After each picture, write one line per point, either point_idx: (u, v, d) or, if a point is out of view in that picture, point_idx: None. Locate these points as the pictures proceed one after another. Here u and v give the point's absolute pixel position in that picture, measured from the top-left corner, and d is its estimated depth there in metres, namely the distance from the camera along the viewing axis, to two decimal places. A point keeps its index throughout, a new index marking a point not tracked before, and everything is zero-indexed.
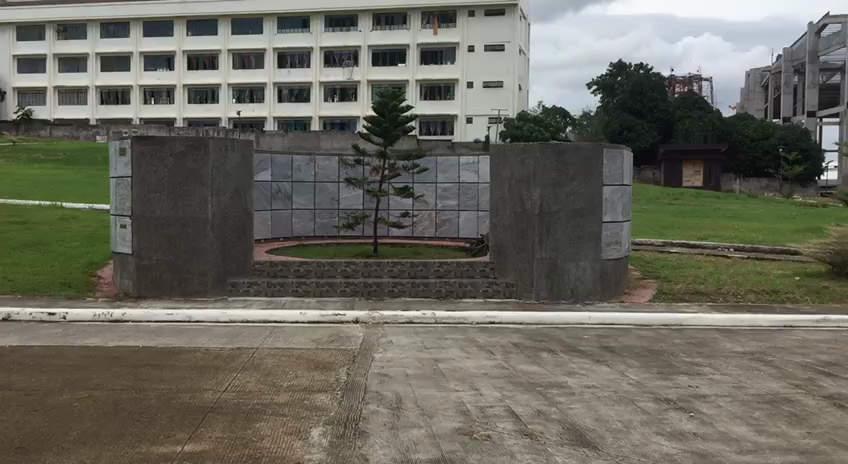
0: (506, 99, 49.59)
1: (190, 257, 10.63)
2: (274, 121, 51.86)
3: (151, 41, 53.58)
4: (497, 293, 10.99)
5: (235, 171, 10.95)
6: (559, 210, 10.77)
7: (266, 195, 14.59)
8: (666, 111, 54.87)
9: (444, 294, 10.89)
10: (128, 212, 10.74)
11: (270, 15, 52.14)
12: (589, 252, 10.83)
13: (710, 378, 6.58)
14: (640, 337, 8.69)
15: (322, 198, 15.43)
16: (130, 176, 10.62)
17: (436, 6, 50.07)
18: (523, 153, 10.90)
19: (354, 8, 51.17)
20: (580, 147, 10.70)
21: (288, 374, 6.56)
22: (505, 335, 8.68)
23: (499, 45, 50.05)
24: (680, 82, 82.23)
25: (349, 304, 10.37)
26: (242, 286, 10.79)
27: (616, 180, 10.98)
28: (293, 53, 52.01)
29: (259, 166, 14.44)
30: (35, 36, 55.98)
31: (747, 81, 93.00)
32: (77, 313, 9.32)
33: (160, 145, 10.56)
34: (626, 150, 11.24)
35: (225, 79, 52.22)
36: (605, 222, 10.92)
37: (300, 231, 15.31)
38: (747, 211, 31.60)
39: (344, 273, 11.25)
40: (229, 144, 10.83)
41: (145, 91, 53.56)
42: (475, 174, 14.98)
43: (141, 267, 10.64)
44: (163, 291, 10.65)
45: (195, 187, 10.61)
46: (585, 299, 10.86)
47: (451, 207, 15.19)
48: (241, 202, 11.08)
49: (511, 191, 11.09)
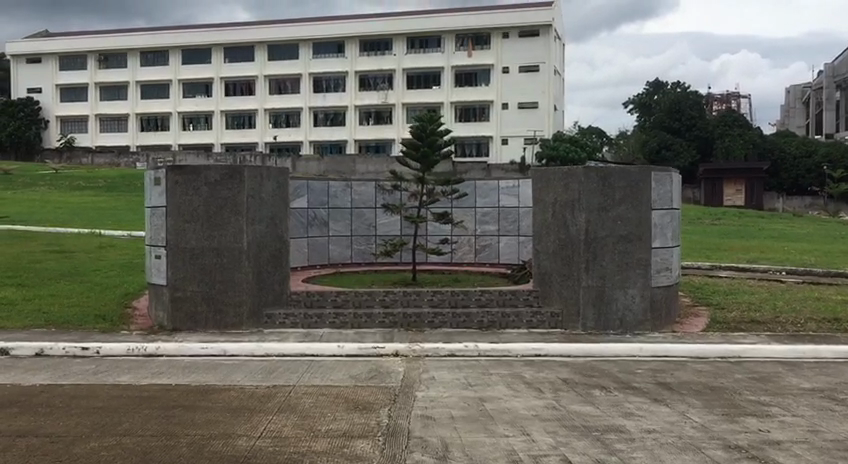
0: (541, 120, 49.24)
1: (226, 288, 10.37)
2: (310, 145, 52.19)
3: (189, 68, 54.31)
4: (541, 323, 10.53)
5: (270, 199, 10.70)
6: (606, 236, 10.32)
7: (303, 222, 14.36)
8: (705, 129, 53.80)
9: (486, 324, 10.47)
10: (162, 242, 10.52)
11: (305, 41, 52.56)
12: (637, 279, 10.34)
13: (781, 422, 6.09)
14: (698, 371, 8.18)
15: (359, 224, 15.15)
16: (165, 206, 10.42)
17: (471, 28, 49.95)
18: (566, 177, 10.50)
19: (388, 32, 51.18)
20: (626, 170, 10.26)
21: (326, 417, 6.20)
22: (552, 370, 8.23)
23: (534, 66, 49.66)
24: (718, 100, 81.25)
25: (389, 335, 9.99)
26: (278, 318, 10.50)
27: (665, 203, 10.49)
28: (328, 78, 52.35)
29: (294, 193, 14.22)
30: (76, 65, 57.10)
31: (786, 98, 91.66)
32: (111, 347, 9.12)
33: (195, 174, 10.35)
34: (675, 173, 10.77)
35: (262, 103, 52.77)
36: (654, 248, 10.43)
37: (337, 258, 15.04)
38: (794, 232, 30.63)
39: (383, 304, 10.90)
40: (265, 173, 10.60)
41: (184, 117, 54.36)
42: (516, 198, 14.52)
43: (176, 298, 10.41)
44: (198, 323, 10.40)
45: (231, 216, 10.37)
46: (634, 329, 10.35)
47: (491, 231, 14.79)
48: (277, 230, 10.84)
49: (555, 216, 10.70)
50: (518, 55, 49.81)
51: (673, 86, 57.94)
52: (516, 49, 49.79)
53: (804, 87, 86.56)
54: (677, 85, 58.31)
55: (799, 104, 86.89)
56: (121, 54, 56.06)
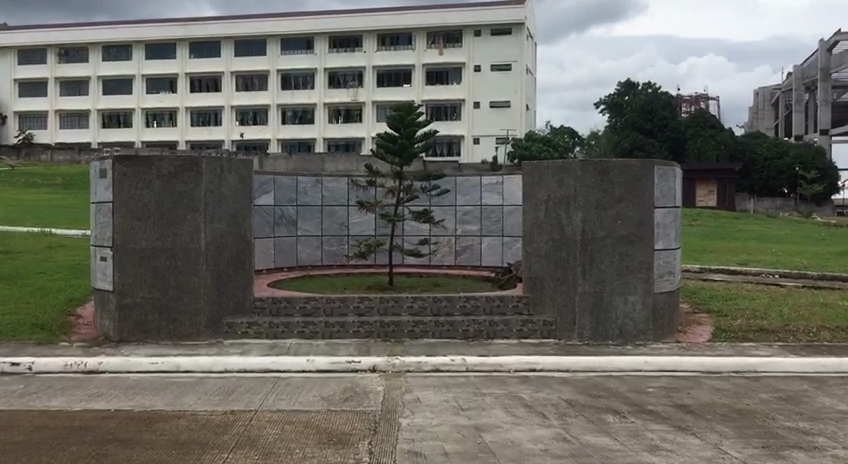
0: (514, 119, 48.60)
1: (181, 294, 9.23)
2: (277, 143, 50.85)
3: (153, 64, 52.60)
4: (532, 333, 9.54)
5: (232, 195, 9.56)
6: (604, 237, 9.36)
7: (268, 220, 13.21)
8: (677, 130, 53.50)
9: (472, 334, 9.48)
10: (108, 242, 9.31)
11: (272, 37, 51.12)
12: (638, 284, 9.41)
13: (835, 457, 5.15)
14: (716, 390, 7.26)
15: (330, 223, 14.07)
16: (112, 201, 9.21)
17: (443, 26, 48.91)
18: (561, 172, 9.54)
19: (358, 29, 49.93)
20: (626, 164, 9.31)
21: (293, 454, 5.11)
22: (553, 389, 7.23)
23: (506, 65, 48.84)
24: (687, 102, 81.66)
25: (365, 348, 8.94)
26: (239, 327, 9.37)
27: (668, 201, 9.58)
28: (296, 74, 50.99)
29: (259, 189, 13.07)
30: (35, 59, 55.03)
31: (754, 101, 92.26)
32: (45, 363, 7.97)
33: (146, 166, 9.17)
34: (677, 168, 9.86)
35: (228, 101, 51.26)
36: (657, 250, 9.49)
37: (307, 260, 13.93)
38: (771, 233, 30.15)
39: (357, 312, 9.80)
40: (226, 165, 9.47)
41: (147, 114, 52.77)
42: (499, 195, 13.54)
43: (124, 305, 9.21)
44: (149, 334, 9.23)
45: (187, 213, 9.23)
46: (635, 340, 9.41)
47: (472, 231, 13.78)
48: (239, 229, 9.69)
49: (548, 215, 9.73)
50: (490, 53, 48.88)
51: (644, 87, 57.18)
52: (488, 47, 48.84)
53: (773, 89, 87.06)
54: (647, 86, 57.60)
55: (768, 106, 87.32)
56: (83, 49, 54.21)
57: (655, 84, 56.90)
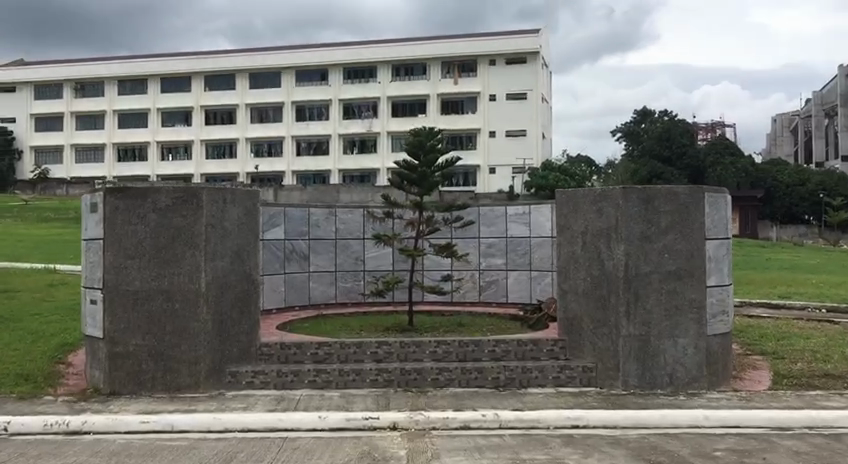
0: (530, 148, 47.73)
1: (180, 341, 8.30)
2: (293, 175, 50.35)
3: (169, 97, 52.33)
4: (570, 381, 8.52)
5: (235, 229, 8.67)
6: (651, 272, 8.36)
7: (278, 255, 12.30)
8: (697, 159, 51.00)
9: (503, 382, 8.47)
10: (99, 283, 8.40)
11: (287, 69, 50.68)
12: (689, 325, 8.39)
13: None
14: (797, 454, 6.19)
15: (344, 258, 13.15)
16: (103, 238, 8.31)
17: (458, 55, 48.26)
18: (600, 200, 8.59)
19: (373, 60, 49.35)
20: (673, 190, 8.35)
21: None
22: (604, 453, 6.21)
23: (522, 93, 48.14)
24: (704, 130, 80.66)
25: (384, 400, 7.95)
26: (243, 376, 8.42)
27: (720, 231, 8.58)
28: (311, 106, 50.51)
29: (268, 222, 12.16)
30: (52, 94, 54.90)
31: (772, 127, 91.36)
32: (23, 423, 7.05)
33: (141, 198, 8.29)
34: (728, 195, 8.87)
35: (242, 133, 50.83)
36: (710, 287, 8.47)
37: (319, 298, 12.99)
38: (802, 262, 28.94)
39: (375, 358, 8.82)
40: (229, 196, 8.59)
41: (163, 147, 52.52)
42: (526, 226, 12.59)
43: (115, 354, 8.27)
44: (143, 385, 8.27)
45: (185, 251, 8.32)
46: (687, 388, 8.37)
47: (498, 265, 12.84)
48: (243, 267, 8.78)
49: (585, 248, 8.77)
50: (505, 82, 48.21)
51: (661, 114, 56.19)
52: (503, 76, 48.24)
53: (792, 115, 86.36)
54: (664, 114, 56.64)
55: (787, 132, 86.19)
56: (98, 83, 53.96)
57: (672, 112, 55.78)
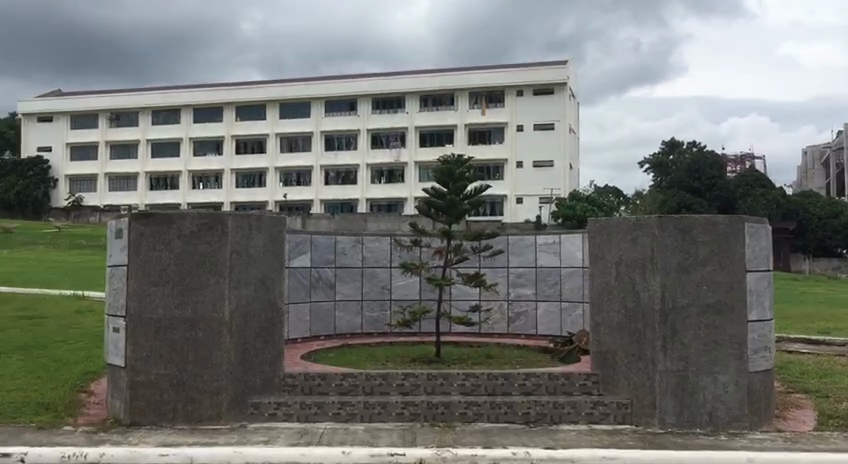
0: (558, 178, 47.47)
1: (203, 371, 8.12)
2: (320, 204, 50.54)
3: (199, 126, 52.90)
4: (604, 418, 8.18)
5: (260, 257, 8.50)
6: (689, 305, 8.03)
7: (304, 283, 12.12)
8: (727, 190, 50.30)
9: (534, 418, 8.16)
10: (121, 310, 8.26)
11: (316, 99, 51.01)
12: (730, 361, 8.03)
13: None
14: None
15: (370, 287, 12.94)
16: (126, 265, 8.20)
17: (485, 86, 48.25)
18: (635, 229, 8.31)
19: (401, 90, 49.48)
20: (712, 220, 8.05)
21: None
22: None
23: (549, 124, 47.96)
24: (733, 161, 79.79)
25: (410, 435, 7.69)
26: (266, 408, 8.19)
27: (761, 262, 8.25)
28: (340, 136, 50.74)
29: (294, 250, 12.00)
30: (86, 123, 55.77)
31: (804, 159, 90.17)
32: (41, 452, 6.89)
33: (166, 224, 8.18)
34: (769, 225, 8.54)
35: (271, 162, 51.21)
36: (751, 321, 8.12)
37: (345, 327, 12.77)
38: (839, 297, 28.20)
39: (402, 390, 8.56)
40: (255, 223, 8.43)
41: (193, 176, 53.07)
42: (556, 256, 12.31)
43: (136, 383, 8.12)
44: (163, 416, 8.08)
45: (209, 278, 8.17)
46: (727, 428, 7.98)
47: (527, 296, 12.55)
48: (268, 296, 8.60)
49: (619, 280, 8.50)
50: (533, 113, 48.09)
51: (690, 146, 55.65)
52: (531, 107, 48.08)
53: (824, 147, 85.17)
54: (694, 145, 56.02)
55: (819, 165, 84.96)
56: (131, 113, 54.73)
57: (702, 143, 55.22)
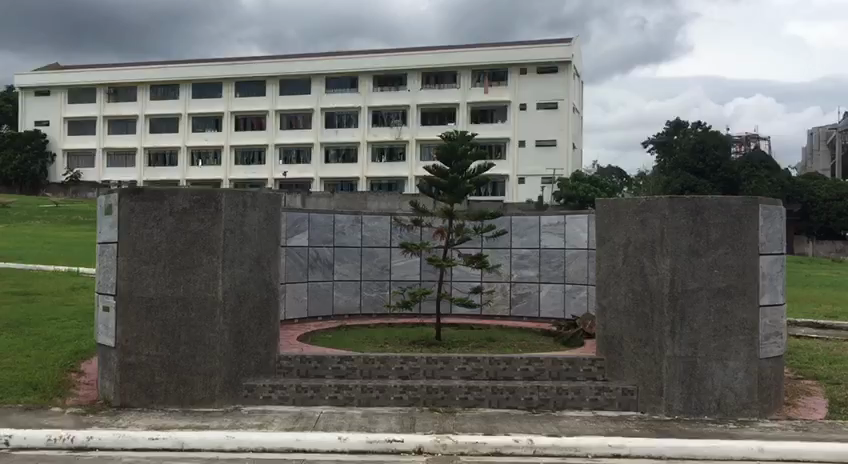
0: (560, 158, 47.06)
1: (195, 353, 7.87)
2: (321, 182, 50.19)
3: (199, 102, 52.39)
4: (609, 404, 7.92)
5: (256, 235, 8.22)
6: (699, 289, 7.75)
7: (302, 262, 11.84)
8: (731, 171, 49.84)
9: (536, 403, 7.91)
10: (111, 289, 7.99)
11: (317, 76, 50.46)
12: (740, 347, 7.76)
13: None
14: None
15: (369, 267, 12.67)
16: (116, 242, 7.91)
17: (488, 64, 47.66)
18: (645, 210, 8.01)
19: (402, 67, 48.94)
20: (724, 201, 7.74)
21: None
22: None
23: (553, 103, 47.44)
24: (737, 143, 79.20)
25: (409, 420, 7.44)
26: (260, 391, 7.94)
27: (775, 245, 7.95)
28: (340, 113, 50.33)
29: (292, 228, 11.70)
30: (85, 98, 55.24)
31: (808, 141, 89.58)
32: (26, 436, 6.65)
33: (158, 201, 7.88)
34: (783, 207, 8.23)
35: (272, 139, 50.78)
36: (763, 306, 7.84)
37: (343, 307, 12.51)
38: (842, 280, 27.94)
39: (401, 374, 8.31)
40: (250, 200, 8.14)
41: (193, 152, 52.65)
42: (561, 237, 12.01)
43: (127, 365, 7.86)
44: (155, 398, 7.84)
45: (202, 257, 7.88)
46: (736, 416, 7.73)
47: (530, 278, 12.29)
48: (263, 275, 8.32)
49: (628, 262, 8.21)
50: (536, 92, 47.56)
51: (694, 126, 55.15)
52: (534, 86, 47.51)
53: (829, 129, 84.53)
54: (697, 126, 55.49)
55: (823, 147, 84.36)
56: (131, 87, 54.17)
57: (705, 123, 54.71)
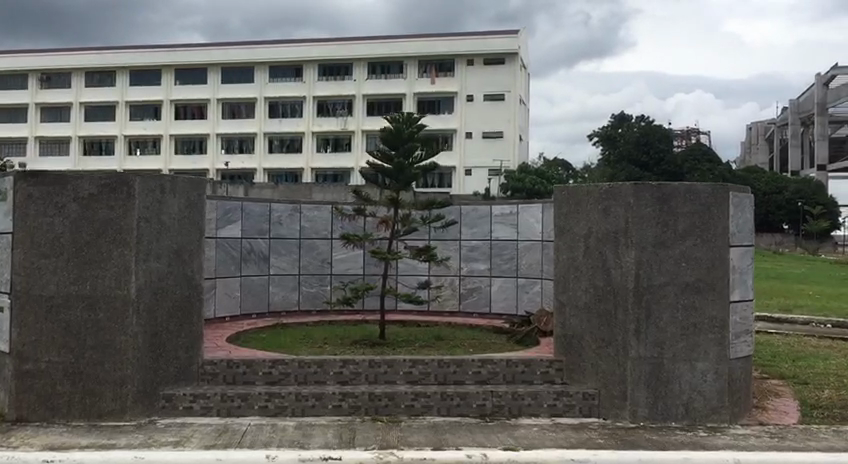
0: (507, 150, 46.64)
1: (105, 358, 6.90)
2: (264, 173, 48.75)
3: (137, 90, 50.37)
4: (568, 410, 7.25)
5: (175, 225, 7.27)
6: (666, 284, 7.10)
7: (234, 255, 10.90)
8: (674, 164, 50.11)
9: (490, 410, 7.18)
10: (6, 286, 6.99)
11: (260, 64, 48.95)
12: (710, 348, 7.15)
13: None
14: None
15: (308, 260, 11.77)
16: (11, 232, 6.89)
17: (434, 54, 46.82)
18: (608, 198, 7.34)
19: (348, 57, 47.81)
20: (693, 188, 7.09)
21: None
22: None
23: (499, 95, 46.96)
24: (680, 136, 80.18)
25: (349, 431, 6.63)
26: (180, 401, 7.03)
27: (745, 237, 7.36)
28: (284, 103, 48.84)
29: (223, 218, 10.74)
30: (15, 84, 52.58)
31: (748, 135, 91.36)
32: None
33: (60, 185, 6.88)
34: (753, 195, 7.64)
35: (214, 129, 49.07)
36: (734, 303, 7.26)
37: (280, 304, 11.60)
38: (786, 272, 28.05)
39: (340, 379, 7.49)
40: (168, 184, 7.18)
41: (131, 141, 50.57)
42: (513, 228, 11.33)
43: (24, 373, 6.88)
44: (57, 411, 6.86)
45: (113, 250, 6.91)
46: (705, 421, 7.12)
47: (481, 271, 11.59)
48: (183, 270, 7.39)
49: (588, 255, 7.55)
50: (483, 83, 46.95)
51: (638, 120, 55.35)
52: (481, 77, 46.90)
53: (767, 124, 86.30)
54: (641, 120, 55.74)
55: (762, 141, 86.03)
56: (65, 74, 51.76)
57: (649, 117, 54.95)
